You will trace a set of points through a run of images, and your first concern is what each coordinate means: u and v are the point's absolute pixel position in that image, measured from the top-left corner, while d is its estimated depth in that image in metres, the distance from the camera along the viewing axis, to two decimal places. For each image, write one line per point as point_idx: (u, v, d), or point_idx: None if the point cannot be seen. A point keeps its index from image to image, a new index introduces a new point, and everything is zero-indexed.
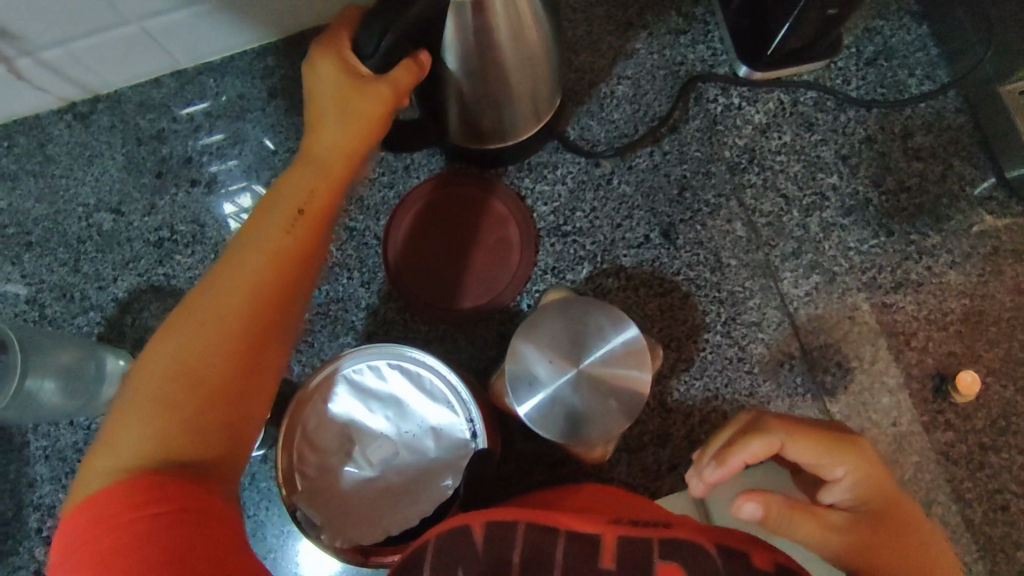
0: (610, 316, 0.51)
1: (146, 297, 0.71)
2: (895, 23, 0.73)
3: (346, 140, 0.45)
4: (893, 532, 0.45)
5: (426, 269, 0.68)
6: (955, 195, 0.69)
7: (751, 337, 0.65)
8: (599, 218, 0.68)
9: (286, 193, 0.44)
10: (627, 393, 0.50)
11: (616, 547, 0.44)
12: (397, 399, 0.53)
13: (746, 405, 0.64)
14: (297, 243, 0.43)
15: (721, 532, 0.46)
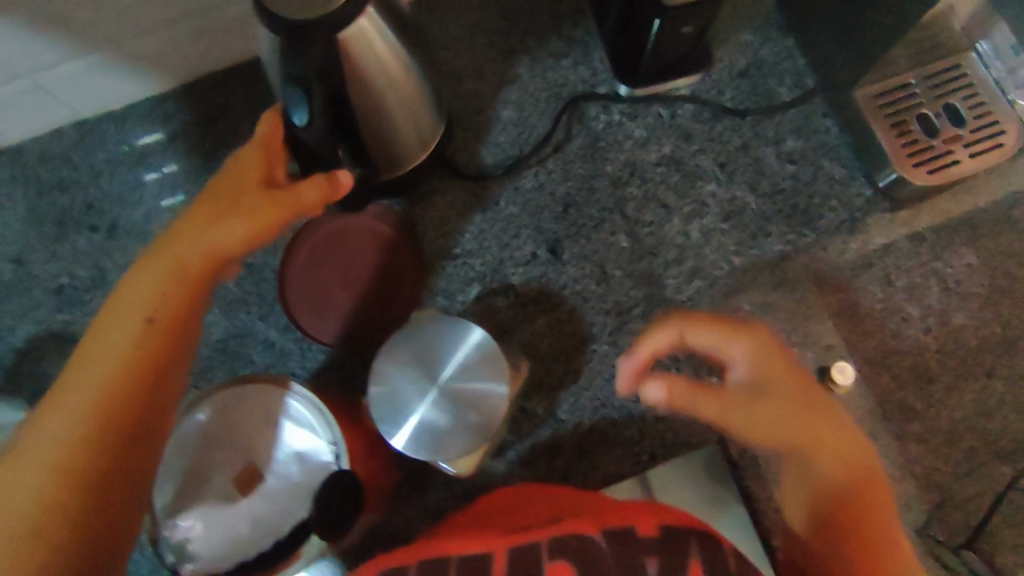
0: (460, 329, 0.53)
1: (48, 344, 0.72)
2: (763, 36, 0.77)
3: (222, 243, 0.43)
4: (797, 401, 0.44)
5: (319, 297, 0.69)
6: (827, 194, 0.72)
7: (638, 344, 0.67)
8: (487, 239, 0.71)
9: (139, 290, 0.42)
10: (489, 404, 0.52)
11: (507, 559, 0.45)
12: (265, 427, 0.53)
13: (633, 410, 0.66)
14: (146, 353, 0.41)
15: (607, 517, 0.49)
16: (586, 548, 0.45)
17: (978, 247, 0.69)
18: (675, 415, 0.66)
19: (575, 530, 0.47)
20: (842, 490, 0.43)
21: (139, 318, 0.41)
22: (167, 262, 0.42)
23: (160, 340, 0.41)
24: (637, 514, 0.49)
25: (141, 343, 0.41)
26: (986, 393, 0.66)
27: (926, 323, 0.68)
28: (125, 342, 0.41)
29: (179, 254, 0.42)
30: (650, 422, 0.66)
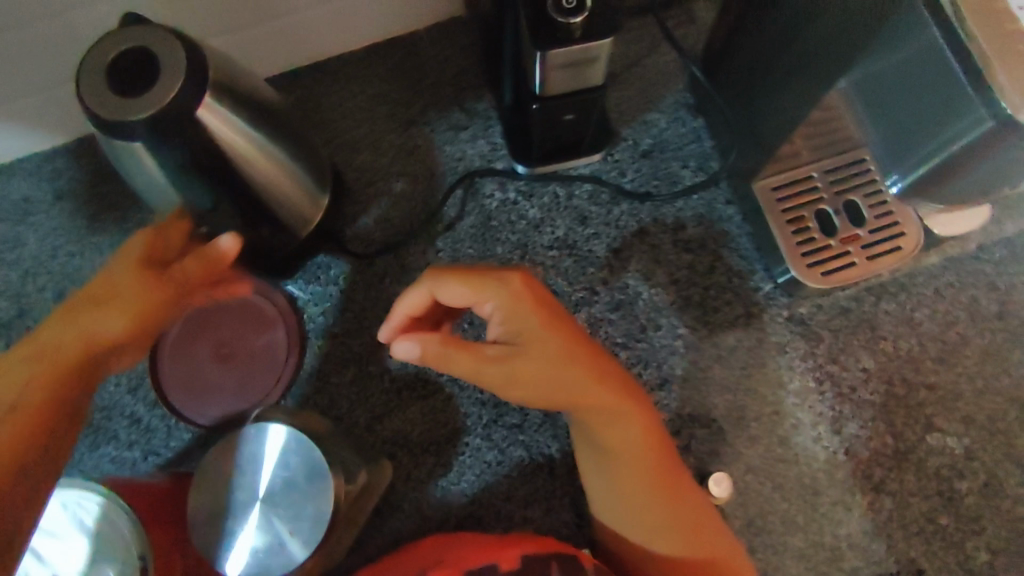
0: (274, 438, 0.54)
1: None
2: (670, 116, 0.75)
3: (108, 329, 0.43)
4: (553, 360, 0.43)
5: (194, 385, 0.66)
6: (722, 287, 0.70)
7: (512, 439, 0.64)
8: (367, 319, 0.69)
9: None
10: (313, 517, 0.52)
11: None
12: (73, 542, 0.48)
13: (503, 510, 0.63)
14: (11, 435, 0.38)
15: (458, 559, 0.49)
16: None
17: (876, 350, 0.67)
18: (547, 517, 0.63)
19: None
20: (663, 523, 0.49)
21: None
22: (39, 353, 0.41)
23: (23, 421, 0.39)
24: (482, 549, 0.50)
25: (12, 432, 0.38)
26: (874, 507, 0.63)
27: (816, 429, 0.65)
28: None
29: (57, 338, 0.42)
30: (519, 523, 0.63)
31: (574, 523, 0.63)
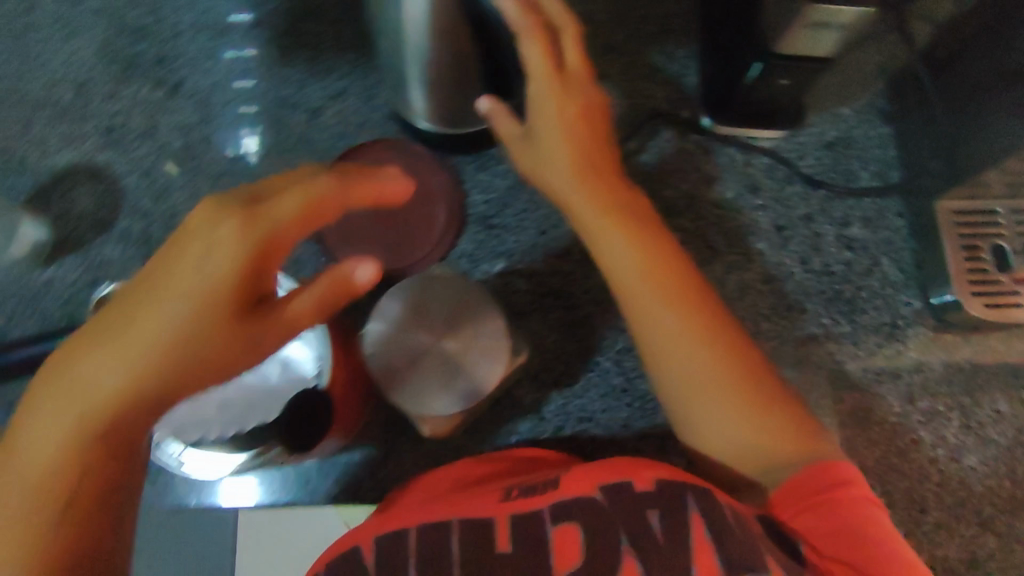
0: (484, 300, 0.53)
1: (82, 176, 0.71)
2: (862, 116, 0.74)
3: (227, 279, 0.36)
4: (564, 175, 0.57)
5: (346, 228, 0.67)
6: (875, 292, 0.69)
7: (641, 372, 0.65)
8: (528, 220, 0.69)
9: (124, 340, 0.37)
10: (488, 368, 0.52)
11: (510, 525, 0.48)
12: None
13: (617, 435, 0.64)
14: (130, 401, 0.37)
15: (604, 471, 0.51)
16: (588, 505, 0.48)
17: (1013, 396, 0.66)
18: (658, 454, 0.63)
19: (575, 493, 0.49)
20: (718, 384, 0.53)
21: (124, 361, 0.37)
22: (151, 300, 0.37)
23: (141, 401, 0.37)
24: (625, 466, 0.51)
25: (130, 403, 0.38)
26: (976, 541, 0.62)
27: (935, 452, 0.64)
28: (96, 411, 0.37)
29: (132, 386, 0.37)
30: (629, 452, 0.63)
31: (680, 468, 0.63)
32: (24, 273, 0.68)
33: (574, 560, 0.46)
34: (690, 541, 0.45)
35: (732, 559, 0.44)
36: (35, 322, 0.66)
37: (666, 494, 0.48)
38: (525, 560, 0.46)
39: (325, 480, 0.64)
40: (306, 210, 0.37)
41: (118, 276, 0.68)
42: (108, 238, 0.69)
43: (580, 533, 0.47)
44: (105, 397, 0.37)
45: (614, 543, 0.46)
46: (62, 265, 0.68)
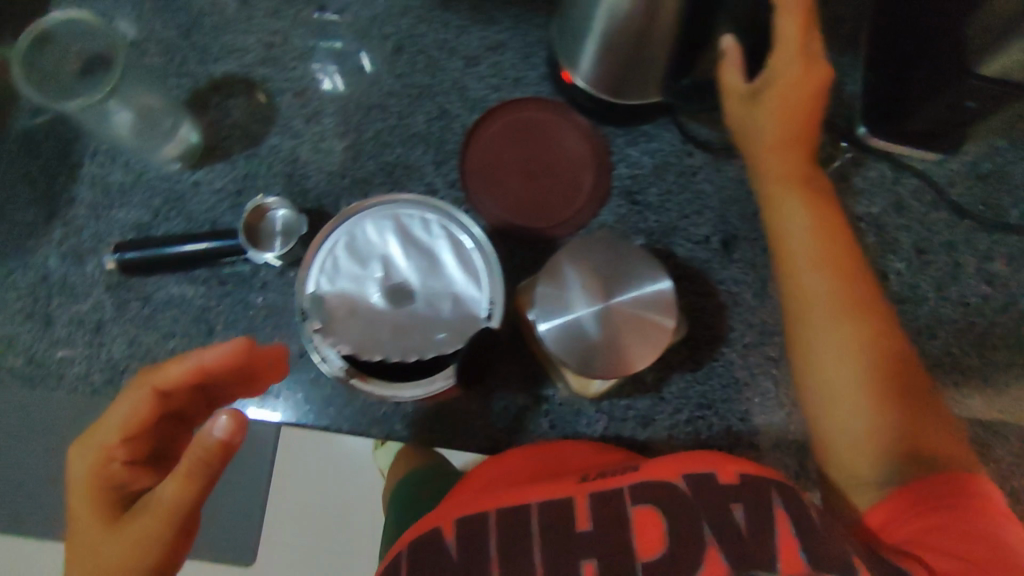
0: (651, 272, 0.52)
1: (238, 87, 0.71)
2: (1019, 152, 0.72)
3: (137, 409, 0.46)
4: (763, 142, 0.56)
5: (489, 168, 0.68)
6: (1009, 331, 0.68)
7: (764, 369, 0.66)
8: (671, 202, 0.69)
9: (80, 474, 0.46)
10: (644, 344, 0.51)
11: (588, 506, 0.47)
12: (442, 251, 0.51)
13: (734, 427, 0.64)
14: (101, 530, 0.45)
15: (686, 460, 0.48)
16: (668, 492, 0.46)
17: None
18: (770, 450, 0.64)
19: (655, 478, 0.47)
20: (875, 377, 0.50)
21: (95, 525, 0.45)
22: (89, 450, 0.46)
23: (108, 475, 0.45)
24: (711, 457, 0.49)
25: (102, 470, 0.45)
26: None
27: None
28: (85, 535, 0.45)
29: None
30: (743, 445, 0.64)
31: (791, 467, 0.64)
32: (173, 174, 0.68)
33: (657, 547, 0.43)
34: (777, 533, 0.42)
35: (828, 561, 0.40)
36: (181, 224, 0.68)
37: (752, 487, 0.45)
38: (607, 546, 0.45)
39: (442, 422, 0.64)
40: (134, 419, 0.46)
41: (263, 191, 0.68)
42: (256, 152, 0.69)
43: (661, 519, 0.44)
44: (89, 508, 0.45)
45: (699, 533, 0.43)
46: (210, 172, 0.69)
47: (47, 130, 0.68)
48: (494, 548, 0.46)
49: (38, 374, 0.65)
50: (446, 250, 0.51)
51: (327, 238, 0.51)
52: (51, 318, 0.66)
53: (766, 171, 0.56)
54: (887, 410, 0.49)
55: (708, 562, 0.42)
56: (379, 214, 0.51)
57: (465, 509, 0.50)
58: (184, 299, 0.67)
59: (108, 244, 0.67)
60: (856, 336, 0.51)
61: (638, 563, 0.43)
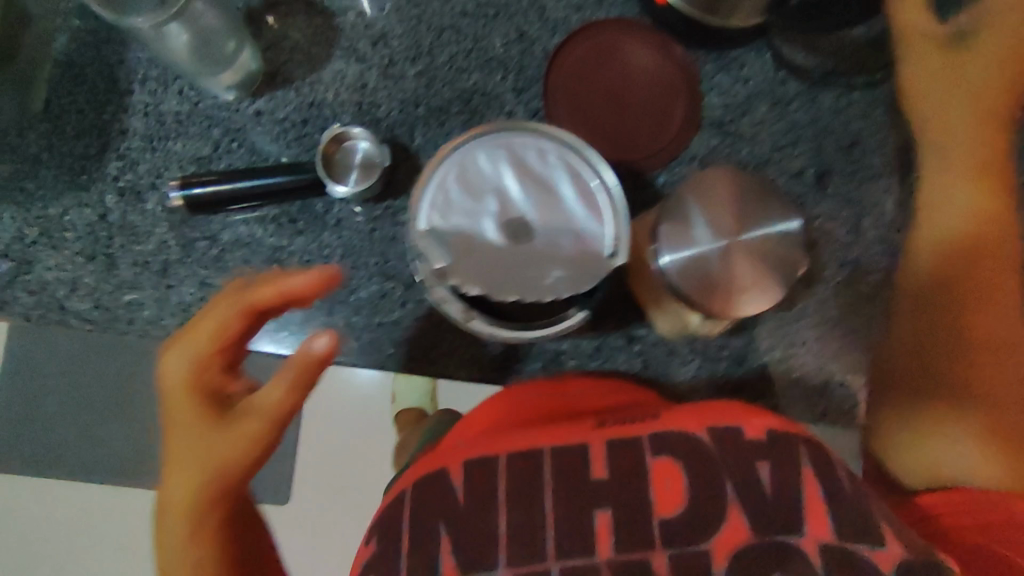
0: (780, 209, 0.50)
1: (297, 4, 0.64)
2: None
3: (215, 327, 0.43)
4: (937, 95, 0.62)
5: (574, 84, 0.64)
6: None
7: (856, 307, 0.64)
8: (763, 133, 0.65)
9: (174, 379, 0.42)
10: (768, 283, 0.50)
11: (605, 454, 0.49)
12: (561, 183, 0.48)
13: (823, 365, 0.64)
14: (195, 453, 0.42)
15: (711, 410, 0.50)
16: (693, 446, 0.48)
17: None
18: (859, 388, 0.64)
19: (677, 428, 0.49)
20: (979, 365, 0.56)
21: (185, 391, 0.42)
22: (190, 347, 0.43)
23: (208, 415, 0.42)
24: (732, 410, 0.50)
25: (198, 373, 0.42)
26: None
27: None
28: (184, 462, 0.42)
29: (197, 531, 0.42)
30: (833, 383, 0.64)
31: None
32: (232, 102, 0.63)
33: (676, 504, 0.46)
34: (805, 495, 0.45)
35: (847, 526, 0.44)
36: (245, 158, 0.63)
37: (774, 446, 0.47)
38: (625, 495, 0.47)
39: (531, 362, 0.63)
40: (223, 327, 0.43)
41: (331, 121, 0.63)
42: (321, 78, 0.63)
43: (681, 472, 0.47)
44: (190, 453, 0.42)
45: (718, 491, 0.46)
46: (272, 100, 0.63)
47: (88, 54, 0.62)
48: (504, 491, 0.48)
49: (106, 319, 0.62)
50: (566, 184, 0.48)
51: (438, 170, 0.48)
52: (114, 260, 0.62)
53: (931, 109, 0.62)
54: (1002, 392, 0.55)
55: (726, 524, 0.45)
56: (493, 143, 0.48)
57: (476, 451, 0.50)
58: (253, 239, 0.63)
59: (167, 180, 0.62)
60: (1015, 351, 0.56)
61: (655, 519, 0.46)
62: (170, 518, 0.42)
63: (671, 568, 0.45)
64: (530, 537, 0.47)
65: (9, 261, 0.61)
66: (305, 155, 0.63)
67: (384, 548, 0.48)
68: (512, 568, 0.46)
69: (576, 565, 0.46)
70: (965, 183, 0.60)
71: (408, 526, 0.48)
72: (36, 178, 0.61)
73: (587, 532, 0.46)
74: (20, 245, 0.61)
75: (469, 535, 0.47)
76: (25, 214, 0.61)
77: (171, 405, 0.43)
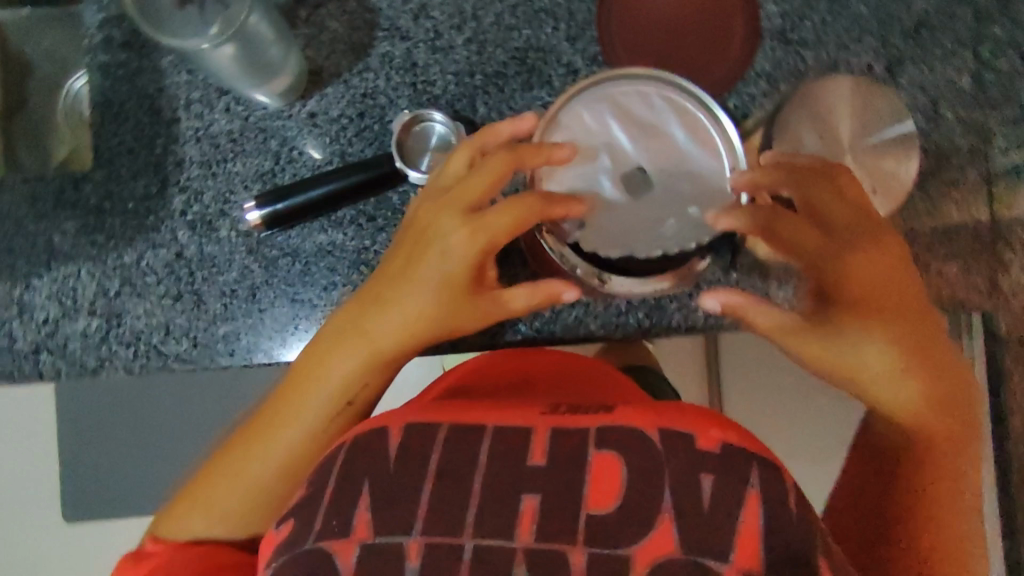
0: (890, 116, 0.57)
1: None
2: None
3: (509, 218, 0.47)
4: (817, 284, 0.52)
5: (633, 6, 0.60)
6: None
7: (946, 194, 0.62)
8: (827, 33, 0.61)
9: (464, 242, 0.48)
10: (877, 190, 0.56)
11: (547, 440, 0.43)
12: (669, 131, 0.51)
13: (920, 258, 0.62)
14: (449, 294, 0.49)
15: (666, 412, 0.46)
16: (642, 445, 0.42)
17: None
18: (960, 276, 0.62)
19: (626, 423, 0.44)
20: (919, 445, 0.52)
21: (471, 241, 0.48)
22: (480, 223, 0.48)
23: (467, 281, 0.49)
24: (690, 414, 0.45)
25: (479, 241, 0.48)
26: None
27: None
28: (435, 298, 0.49)
29: (380, 358, 0.51)
30: (932, 274, 0.62)
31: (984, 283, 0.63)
32: (283, 109, 0.61)
33: (610, 499, 0.40)
34: (741, 520, 0.39)
35: (778, 555, 0.39)
36: (309, 164, 0.60)
37: (727, 458, 0.42)
38: (561, 483, 0.41)
39: (632, 314, 0.59)
40: (514, 225, 0.47)
41: (387, 108, 0.61)
42: (368, 66, 0.61)
43: (620, 465, 0.42)
44: (444, 283, 0.49)
45: (656, 493, 0.40)
46: (323, 99, 0.61)
47: (126, 88, 0.60)
48: (435, 461, 0.43)
49: (205, 357, 0.60)
50: (671, 126, 0.51)
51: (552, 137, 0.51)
52: (201, 295, 0.60)
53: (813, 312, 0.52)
54: (924, 416, 0.51)
55: (657, 528, 0.39)
56: (597, 101, 0.51)
57: (428, 415, 0.46)
58: (336, 245, 0.60)
59: (235, 204, 0.60)
60: (907, 363, 0.50)
61: (581, 511, 0.40)
62: (383, 330, 0.51)
63: (588, 566, 0.39)
64: (452, 514, 0.41)
65: (98, 318, 0.60)
66: (369, 149, 0.61)
67: (314, 492, 0.44)
68: (427, 538, 0.40)
69: (489, 548, 0.39)
70: (830, 232, 0.49)
71: (336, 477, 0.44)
72: (106, 228, 0.60)
73: (512, 513, 0.40)
74: (105, 299, 0.60)
75: (396, 509, 0.41)
76: (103, 267, 0.60)
77: (439, 233, 0.49)
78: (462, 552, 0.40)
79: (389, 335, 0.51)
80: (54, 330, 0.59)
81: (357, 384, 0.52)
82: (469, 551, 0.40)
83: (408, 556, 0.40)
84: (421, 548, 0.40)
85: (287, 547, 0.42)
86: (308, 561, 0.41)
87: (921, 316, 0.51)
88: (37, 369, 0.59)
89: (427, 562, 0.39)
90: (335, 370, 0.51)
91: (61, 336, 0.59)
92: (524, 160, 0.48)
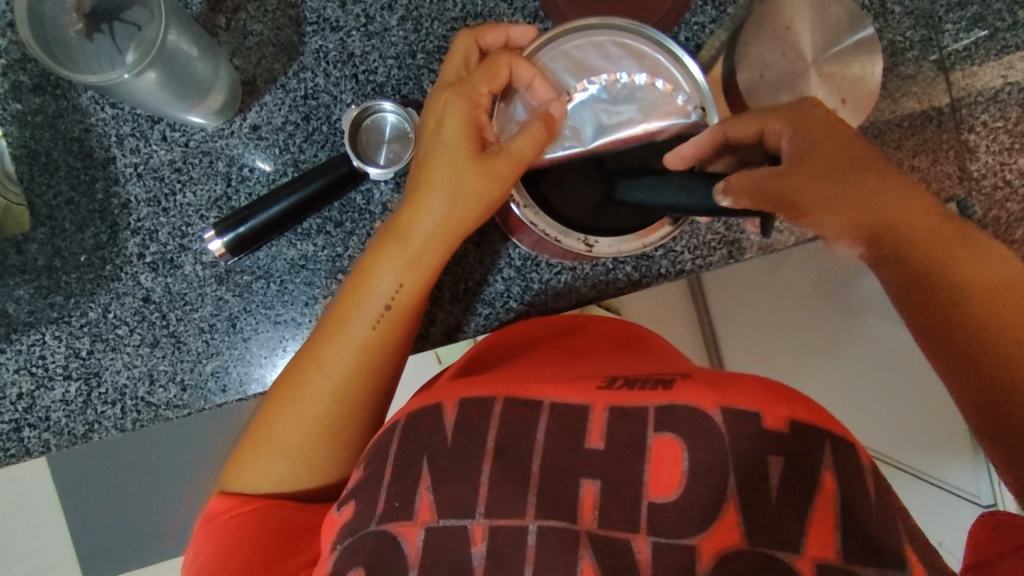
0: (854, 20, 0.53)
1: None
2: None
3: (485, 72, 0.46)
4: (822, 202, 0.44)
5: None
6: None
7: (905, 91, 0.63)
8: None
9: (452, 109, 0.45)
10: (850, 101, 0.53)
11: (604, 420, 0.42)
12: (635, 77, 0.50)
13: (893, 157, 0.62)
14: (460, 170, 0.45)
15: (727, 386, 0.42)
16: (701, 429, 0.41)
17: None
18: (932, 167, 0.62)
19: (684, 401, 0.42)
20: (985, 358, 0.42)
21: (461, 107, 0.45)
22: (464, 90, 0.45)
23: (473, 149, 0.45)
24: (756, 386, 0.42)
25: (469, 105, 0.45)
26: None
27: None
28: (449, 179, 0.45)
29: (419, 262, 0.47)
30: (907, 171, 0.62)
31: (955, 172, 0.62)
32: (223, 127, 0.57)
33: (672, 486, 0.40)
34: (811, 509, 0.38)
35: (856, 543, 0.37)
36: (262, 180, 0.57)
37: (797, 441, 0.40)
38: (617, 469, 0.41)
39: (622, 268, 0.59)
40: (493, 77, 0.46)
41: (333, 106, 0.58)
42: (303, 65, 0.57)
43: (682, 451, 0.41)
44: (452, 157, 0.45)
45: (722, 479, 0.39)
46: (263, 109, 0.57)
47: (49, 135, 0.56)
48: (493, 440, 0.43)
49: (197, 399, 0.58)
50: (635, 75, 0.50)
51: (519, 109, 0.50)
52: (180, 336, 0.57)
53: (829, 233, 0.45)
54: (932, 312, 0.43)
55: (720, 519, 0.38)
56: (552, 64, 0.50)
57: (475, 389, 0.45)
58: (308, 257, 0.58)
59: (192, 237, 0.57)
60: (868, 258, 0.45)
61: (644, 497, 0.40)
62: (401, 240, 0.46)
63: (654, 556, 0.38)
64: (514, 500, 0.40)
65: (76, 381, 0.56)
66: (322, 152, 0.58)
67: (372, 473, 0.44)
68: (489, 522, 0.40)
69: (551, 531, 0.39)
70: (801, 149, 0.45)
71: (393, 455, 0.43)
72: (63, 288, 0.56)
73: (572, 500, 0.40)
74: (79, 360, 0.56)
75: (454, 483, 0.42)
76: (69, 327, 0.56)
77: (432, 120, 0.46)
78: (527, 536, 0.39)
79: (413, 239, 0.46)
80: (31, 404, 0.56)
81: (387, 308, 0.47)
82: (533, 534, 0.39)
83: (472, 542, 0.40)
84: (485, 534, 0.40)
85: (352, 529, 0.42)
86: (367, 550, 0.41)
87: (869, 199, 0.43)
88: (25, 447, 0.56)
89: (493, 547, 0.40)
90: (364, 300, 0.47)
91: (41, 409, 0.56)
92: (485, 41, 0.49)
